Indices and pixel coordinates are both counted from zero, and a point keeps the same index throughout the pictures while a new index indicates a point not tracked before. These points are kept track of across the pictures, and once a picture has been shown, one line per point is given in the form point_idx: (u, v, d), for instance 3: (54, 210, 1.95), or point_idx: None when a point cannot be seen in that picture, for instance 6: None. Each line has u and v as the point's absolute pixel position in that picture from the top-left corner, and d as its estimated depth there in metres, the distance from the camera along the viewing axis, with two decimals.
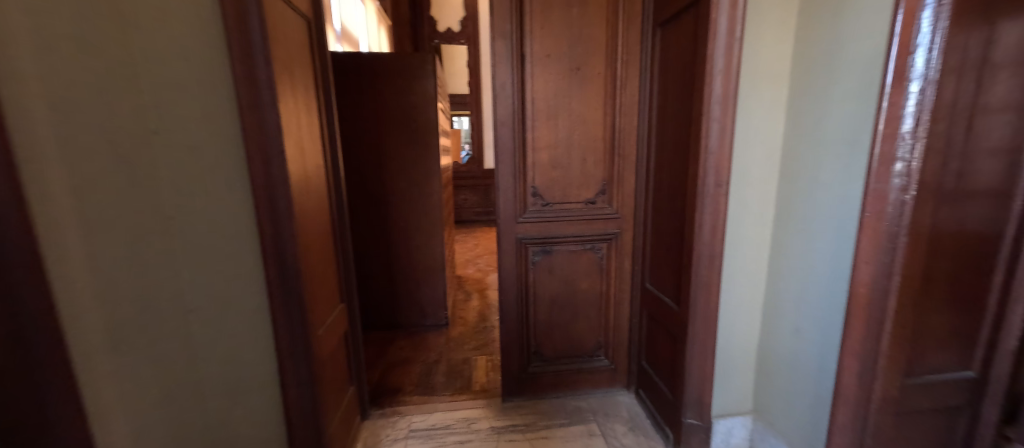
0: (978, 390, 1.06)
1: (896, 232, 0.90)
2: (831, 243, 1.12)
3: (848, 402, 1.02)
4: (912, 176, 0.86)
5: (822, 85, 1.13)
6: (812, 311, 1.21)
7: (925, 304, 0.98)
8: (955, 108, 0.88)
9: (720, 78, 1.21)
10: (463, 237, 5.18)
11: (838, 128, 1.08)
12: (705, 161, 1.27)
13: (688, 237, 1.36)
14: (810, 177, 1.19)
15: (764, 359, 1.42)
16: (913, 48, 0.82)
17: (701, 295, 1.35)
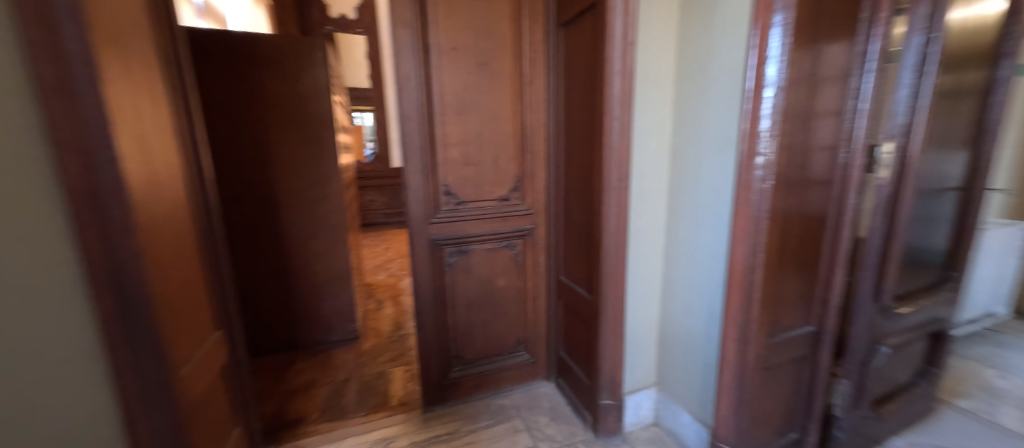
0: (818, 342, 1.30)
1: (758, 215, 1.09)
2: (713, 228, 1.28)
3: (730, 361, 1.20)
4: (769, 168, 1.06)
5: (701, 88, 1.27)
6: (700, 289, 1.36)
7: (782, 275, 1.17)
8: (797, 111, 1.06)
9: (618, 78, 1.29)
10: (372, 241, 4.84)
11: (715, 126, 1.23)
12: (608, 157, 1.34)
13: (597, 230, 1.43)
14: (694, 170, 1.33)
15: (664, 336, 1.57)
16: (765, 64, 1.02)
17: (610, 284, 1.44)
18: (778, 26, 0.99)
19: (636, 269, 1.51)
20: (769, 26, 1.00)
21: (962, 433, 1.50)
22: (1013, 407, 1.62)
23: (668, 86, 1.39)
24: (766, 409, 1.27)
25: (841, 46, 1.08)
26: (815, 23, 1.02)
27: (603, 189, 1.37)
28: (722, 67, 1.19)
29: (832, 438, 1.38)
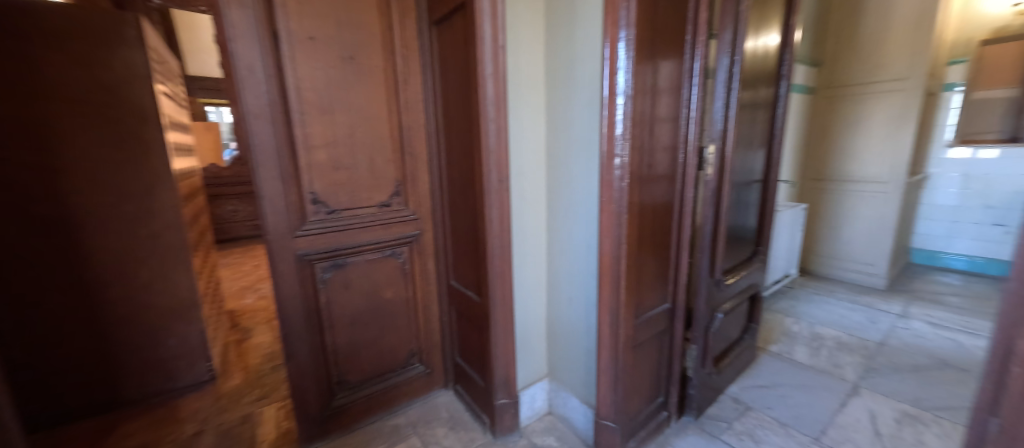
0: (673, 317, 1.51)
1: (619, 211, 1.22)
2: (586, 224, 1.38)
3: (606, 344, 1.33)
4: (625, 167, 1.19)
5: (568, 94, 1.36)
6: (579, 281, 1.46)
7: (642, 261, 1.33)
8: (644, 117, 1.20)
9: (491, 81, 1.30)
10: (236, 259, 4.12)
11: (581, 130, 1.33)
12: (487, 159, 1.35)
13: (481, 232, 1.43)
14: (567, 171, 1.42)
15: (552, 329, 1.65)
16: (616, 74, 1.14)
17: (497, 284, 1.45)
18: (623, 41, 1.11)
19: (522, 267, 1.55)
20: (617, 41, 1.12)
21: (774, 372, 1.91)
22: (803, 346, 2.13)
23: (540, 90, 1.45)
24: (637, 381, 1.43)
25: (674, 61, 1.26)
26: (652, 40, 1.17)
27: (484, 191, 1.38)
28: (583, 75, 1.29)
29: (688, 396, 1.62)
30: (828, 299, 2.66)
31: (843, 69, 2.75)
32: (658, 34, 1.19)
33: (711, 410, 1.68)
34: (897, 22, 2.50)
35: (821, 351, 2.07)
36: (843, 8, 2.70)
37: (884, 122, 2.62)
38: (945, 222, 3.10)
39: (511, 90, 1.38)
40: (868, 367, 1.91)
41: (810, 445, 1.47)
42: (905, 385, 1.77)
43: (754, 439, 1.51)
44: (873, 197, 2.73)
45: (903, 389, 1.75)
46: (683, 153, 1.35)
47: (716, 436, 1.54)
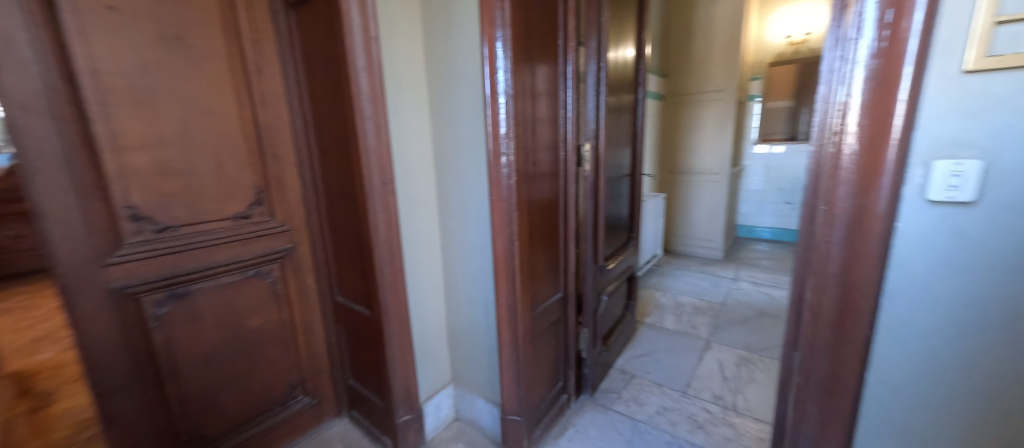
0: (566, 305, 1.60)
1: (509, 208, 1.23)
2: (478, 223, 1.37)
3: (506, 341, 1.34)
4: (511, 166, 1.21)
5: (450, 92, 1.33)
6: (476, 281, 1.44)
7: (534, 255, 1.37)
8: (526, 116, 1.24)
9: (365, 75, 1.19)
10: (21, 301, 3.05)
11: (467, 129, 1.31)
12: (367, 160, 1.24)
13: (366, 239, 1.31)
14: (456, 170, 1.38)
15: (452, 333, 1.60)
16: (496, 74, 1.15)
17: (389, 294, 1.35)
18: (500, 41, 1.13)
19: (415, 274, 1.46)
20: (495, 40, 1.13)
21: (650, 341, 2.19)
22: (670, 314, 2.48)
23: (421, 87, 1.38)
24: (538, 371, 1.48)
25: (549, 64, 1.33)
26: (528, 42, 1.21)
27: (366, 195, 1.26)
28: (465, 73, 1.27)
29: (584, 376, 1.74)
30: (685, 272, 3.16)
31: (684, 79, 3.28)
32: (533, 36, 1.23)
33: (603, 384, 1.85)
34: (718, 43, 3.07)
35: (683, 317, 2.44)
36: (681, 28, 3.20)
37: (715, 125, 3.21)
38: (757, 202, 3.93)
39: (389, 85, 1.28)
40: (716, 324, 2.33)
41: (681, 398, 1.72)
42: (740, 335, 2.20)
43: (639, 403, 1.71)
44: (711, 185, 3.33)
45: (739, 338, 2.17)
46: (564, 150, 1.43)
47: (609, 408, 1.69)
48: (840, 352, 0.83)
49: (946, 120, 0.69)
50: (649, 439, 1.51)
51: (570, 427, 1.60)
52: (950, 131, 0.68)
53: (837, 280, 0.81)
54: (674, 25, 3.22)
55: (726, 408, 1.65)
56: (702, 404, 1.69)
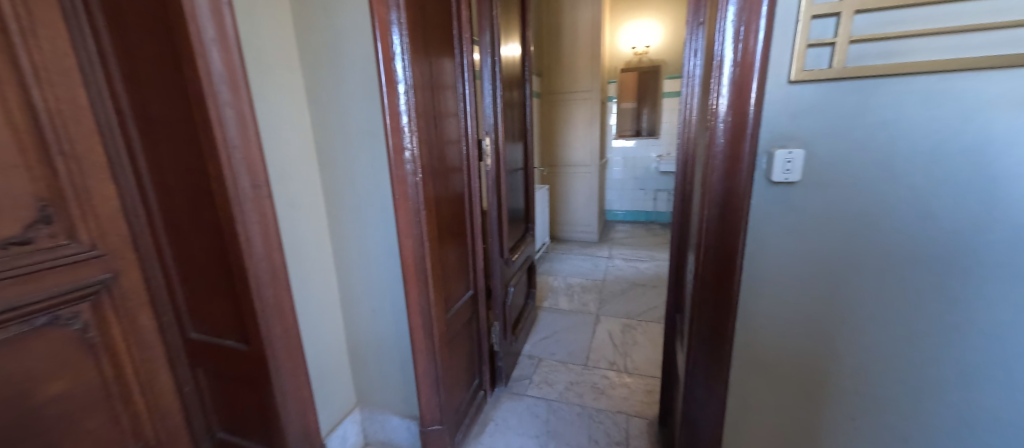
0: (477, 301, 1.58)
1: (417, 207, 1.15)
2: (380, 225, 1.24)
3: (422, 349, 1.25)
4: (416, 161, 1.12)
5: (334, 77, 1.16)
6: (382, 290, 1.30)
7: (444, 255, 1.31)
8: (428, 108, 1.17)
9: (218, 51, 0.94)
10: None
11: (359, 120, 1.16)
12: (229, 157, 0.98)
13: (236, 255, 1.05)
14: (348, 168, 1.22)
15: (355, 351, 1.42)
16: (393, 60, 1.04)
17: (272, 318, 1.12)
18: (394, 25, 1.02)
19: (304, 291, 1.23)
20: (388, 23, 1.02)
21: (549, 323, 2.35)
22: (563, 296, 2.70)
23: (296, 69, 1.16)
24: (456, 374, 1.44)
25: (445, 54, 1.27)
26: (425, 29, 1.13)
27: (232, 200, 1.00)
28: (353, 57, 1.12)
29: (498, 369, 1.77)
30: (569, 255, 3.47)
31: (557, 79, 3.55)
32: (429, 22, 1.15)
33: (515, 373, 1.90)
34: (583, 48, 3.41)
35: (574, 296, 2.68)
36: (551, 32, 3.44)
37: (585, 122, 3.57)
38: (618, 189, 4.57)
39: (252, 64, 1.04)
40: (601, 299, 2.63)
41: (584, 370, 1.90)
42: (621, 305, 2.53)
43: (550, 384, 1.81)
44: (585, 176, 3.71)
45: (621, 308, 2.50)
46: (466, 144, 1.40)
47: (524, 394, 1.76)
48: (713, 312, 0.98)
49: (776, 116, 0.86)
50: (563, 415, 1.62)
51: (491, 422, 1.60)
52: (780, 127, 0.87)
53: (709, 251, 0.94)
54: (545, 28, 3.44)
55: (620, 371, 1.89)
56: (601, 372, 1.88)
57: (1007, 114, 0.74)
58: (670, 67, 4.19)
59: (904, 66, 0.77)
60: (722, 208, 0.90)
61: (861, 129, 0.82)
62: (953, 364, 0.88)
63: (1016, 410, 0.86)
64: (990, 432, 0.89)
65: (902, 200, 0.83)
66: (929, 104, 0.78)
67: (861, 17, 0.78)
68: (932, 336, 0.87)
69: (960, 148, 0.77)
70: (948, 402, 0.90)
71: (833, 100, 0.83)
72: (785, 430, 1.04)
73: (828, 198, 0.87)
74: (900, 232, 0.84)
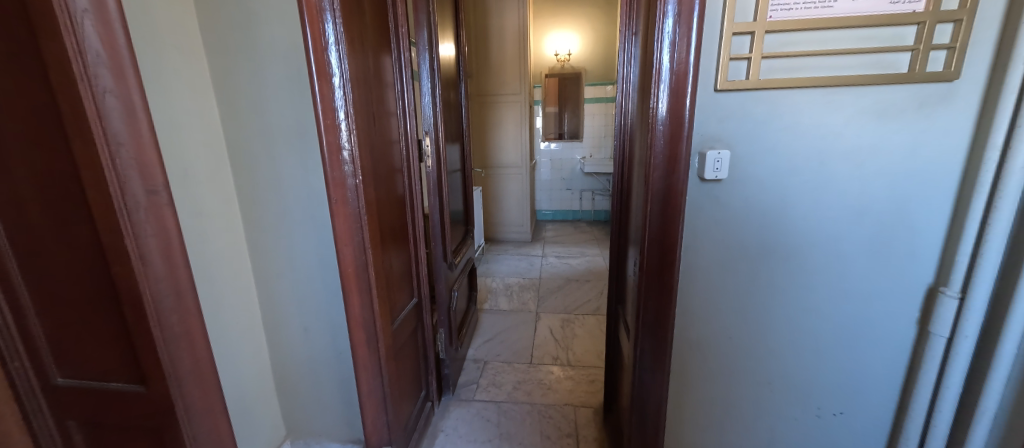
0: (421, 309, 1.53)
1: (358, 211, 1.01)
2: (312, 232, 1.07)
3: (366, 366, 1.13)
4: (355, 162, 0.99)
5: (250, 56, 0.95)
6: (317, 306, 1.14)
7: (388, 262, 1.21)
8: (365, 105, 1.04)
9: (93, 21, 0.66)
10: None
11: (284, 111, 0.98)
12: (114, 158, 0.70)
13: (126, 289, 0.75)
14: (271, 166, 1.02)
15: (284, 381, 1.22)
16: (325, 49, 0.90)
17: (183, 367, 0.84)
18: (327, 12, 0.88)
19: (223, 316, 1.02)
20: (318, 8, 0.87)
21: (491, 324, 2.36)
22: (503, 296, 2.72)
23: (193, 44, 0.92)
24: (402, 388, 1.35)
25: (383, 50, 1.20)
26: (362, 17, 1.04)
27: (119, 213, 0.71)
28: (273, 36, 0.94)
29: (444, 377, 1.72)
30: (505, 256, 3.51)
31: (486, 82, 3.56)
32: (366, 11, 1.07)
33: (461, 379, 1.87)
34: (510, 52, 3.47)
35: (513, 296, 2.72)
36: (479, 34, 3.45)
37: (515, 124, 3.64)
38: (546, 190, 4.73)
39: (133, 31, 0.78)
40: (539, 297, 2.70)
41: (529, 368, 1.93)
42: (558, 301, 2.63)
43: (498, 386, 1.81)
44: (517, 176, 3.78)
45: (558, 304, 2.59)
46: (406, 146, 1.36)
47: (472, 399, 1.73)
48: (658, 300, 1.04)
49: (703, 121, 0.97)
50: (513, 415, 1.62)
51: (440, 433, 1.54)
52: (708, 130, 0.97)
53: (653, 245, 1.01)
54: (472, 29, 3.43)
55: (564, 364, 1.96)
56: (546, 368, 1.93)
57: (872, 122, 0.92)
58: (589, 74, 4.45)
59: (800, 80, 0.91)
60: (662, 204, 0.98)
61: (770, 132, 0.95)
62: (838, 328, 1.05)
63: (884, 361, 1.06)
64: (868, 383, 1.08)
65: (801, 193, 0.98)
66: (818, 113, 0.93)
67: (769, 37, 0.91)
68: (824, 305, 1.04)
69: (842, 150, 0.94)
70: (836, 360, 1.08)
71: (749, 108, 0.95)
72: (716, 401, 1.16)
73: (747, 192, 1.00)
74: (800, 220, 1.00)
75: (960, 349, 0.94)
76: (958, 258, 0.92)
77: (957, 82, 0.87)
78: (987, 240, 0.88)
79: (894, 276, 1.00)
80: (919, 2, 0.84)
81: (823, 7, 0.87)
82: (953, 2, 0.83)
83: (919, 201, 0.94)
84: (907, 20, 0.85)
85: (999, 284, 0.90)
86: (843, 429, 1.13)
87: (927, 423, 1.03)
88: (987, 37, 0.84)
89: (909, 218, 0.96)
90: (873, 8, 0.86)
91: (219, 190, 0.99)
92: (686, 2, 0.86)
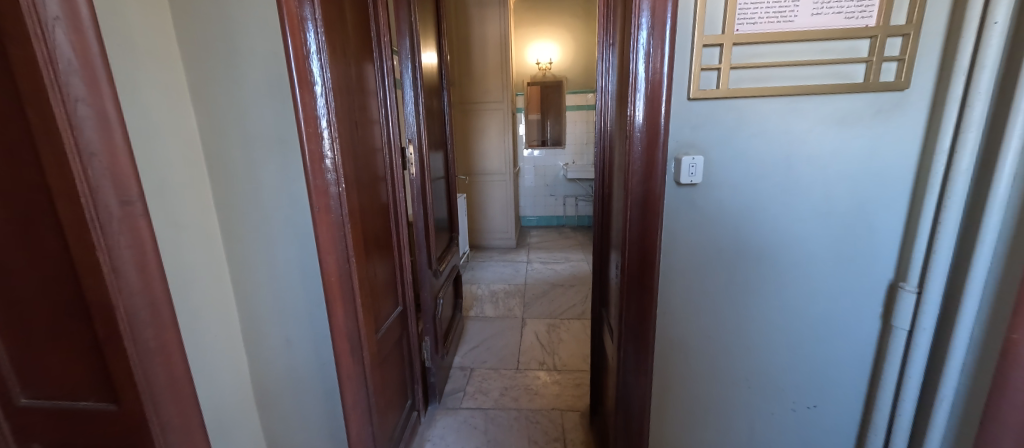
0: (406, 317, 1.52)
1: (341, 219, 1.00)
2: (294, 240, 1.06)
3: (351, 377, 1.09)
4: (338, 170, 0.98)
5: (230, 65, 0.95)
6: (299, 316, 1.12)
7: (371, 271, 1.20)
8: (347, 114, 1.05)
9: (66, 29, 0.64)
10: None
11: (265, 119, 0.98)
12: (86, 168, 0.67)
13: (98, 304, 0.72)
14: (250, 174, 1.01)
15: (265, 395, 1.19)
16: (306, 57, 0.88)
17: (159, 384, 0.80)
18: (309, 21, 0.88)
19: (202, 328, 0.99)
20: (299, 18, 0.86)
21: (477, 331, 2.36)
22: (488, 303, 2.72)
23: (170, 52, 0.91)
24: (387, 398, 1.33)
25: (365, 59, 1.20)
26: (343, 26, 1.04)
27: (91, 226, 0.69)
28: (254, 45, 0.94)
29: (430, 385, 1.71)
30: (490, 263, 3.51)
31: (469, 90, 3.59)
32: (348, 21, 1.08)
33: (447, 387, 1.86)
34: (492, 60, 3.51)
35: (499, 303, 2.72)
36: (461, 43, 3.48)
37: (499, 131, 3.67)
38: (530, 196, 4.77)
39: (106, 38, 0.76)
40: (525, 303, 2.71)
41: (515, 374, 1.94)
42: (543, 307, 2.65)
43: (485, 393, 1.80)
44: (501, 183, 3.80)
45: (544, 309, 2.61)
46: (389, 154, 1.37)
47: (459, 407, 1.72)
48: (640, 302, 1.07)
49: (678, 128, 1.01)
50: (500, 422, 1.62)
51: (427, 443, 1.53)
52: (683, 137, 1.01)
53: (633, 248, 1.04)
54: (454, 38, 3.46)
55: (550, 369, 1.97)
56: (533, 373, 1.94)
57: (833, 129, 0.97)
58: (571, 82, 4.53)
59: (766, 90, 0.96)
60: (641, 208, 1.01)
61: (740, 139, 1.00)
62: (810, 324, 1.10)
63: (852, 355, 1.11)
64: (839, 376, 1.13)
65: (771, 196, 1.03)
66: (785, 120, 0.98)
67: (736, 49, 0.96)
68: (796, 303, 1.09)
69: (807, 155, 0.99)
70: (809, 356, 1.13)
71: (719, 115, 0.99)
72: (697, 398, 1.19)
73: (721, 196, 1.04)
74: (772, 221, 1.04)
75: (919, 340, 0.99)
76: (914, 255, 0.98)
77: (908, 92, 0.94)
78: (938, 238, 0.93)
79: (859, 274, 1.05)
80: (870, 18, 0.90)
81: (784, 21, 0.93)
82: (900, 18, 0.90)
83: (879, 202, 1.00)
84: (860, 34, 0.91)
85: (951, 278, 0.96)
86: (817, 421, 1.18)
87: (893, 413, 1.08)
88: (933, 50, 0.91)
89: (870, 218, 1.01)
90: (829, 23, 0.91)
91: (196, 199, 0.97)
92: (659, 16, 0.90)
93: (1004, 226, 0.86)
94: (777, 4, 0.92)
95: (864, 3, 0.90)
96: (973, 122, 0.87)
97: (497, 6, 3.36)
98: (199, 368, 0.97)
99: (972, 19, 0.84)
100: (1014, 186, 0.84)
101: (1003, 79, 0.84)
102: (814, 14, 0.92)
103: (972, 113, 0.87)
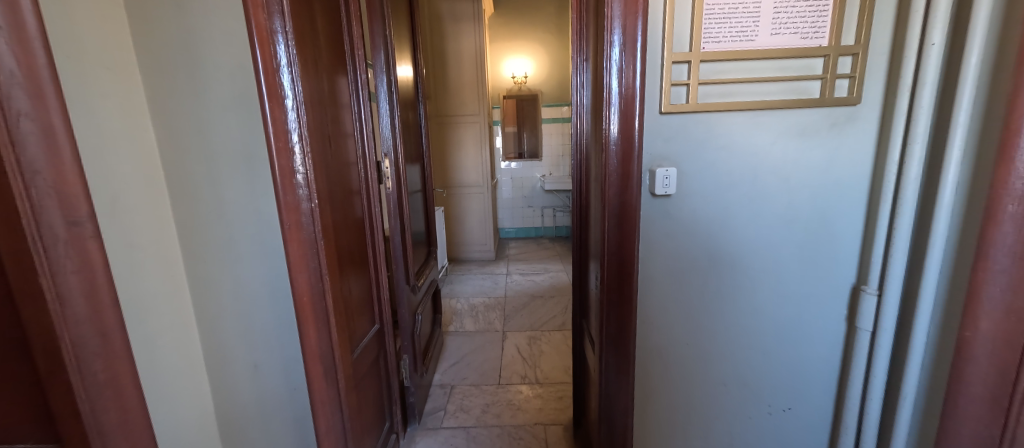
0: (383, 335, 1.47)
1: (313, 236, 0.95)
2: (263, 259, 1.01)
3: (324, 400, 1.03)
4: (310, 185, 0.94)
5: (193, 80, 0.91)
6: (268, 339, 1.07)
7: (346, 288, 1.16)
8: (319, 128, 1.02)
9: (7, 39, 0.58)
10: None
11: (231, 133, 0.94)
12: (28, 187, 0.61)
13: (41, 339, 0.66)
14: (215, 192, 0.96)
15: (229, 428, 1.11)
16: (276, 71, 0.84)
17: (110, 419, 0.73)
18: (279, 34, 0.84)
19: (161, 357, 0.92)
20: (269, 30, 0.82)
21: (457, 347, 2.32)
22: (469, 317, 2.69)
23: (128, 64, 0.87)
24: (363, 421, 1.27)
25: (339, 71, 1.18)
26: (315, 40, 1.02)
27: (33, 251, 0.62)
28: (218, 57, 0.90)
29: (409, 406, 1.66)
30: (469, 276, 3.47)
31: (444, 103, 3.59)
32: (319, 34, 1.05)
33: (427, 407, 1.81)
34: (468, 74, 3.53)
35: (479, 317, 2.69)
36: (436, 55, 3.49)
37: (476, 144, 3.67)
38: (509, 208, 4.78)
39: (57, 50, 0.71)
40: (505, 316, 2.69)
41: (497, 390, 1.90)
42: (523, 319, 2.63)
43: (466, 411, 1.76)
44: (478, 196, 3.79)
45: (524, 321, 2.60)
46: (364, 167, 1.34)
47: (439, 427, 1.67)
48: (621, 312, 1.08)
49: (651, 141, 1.03)
50: (482, 440, 1.58)
51: None
52: (656, 150, 1.04)
53: (612, 260, 1.05)
54: (431, 51, 3.47)
55: (532, 383, 1.95)
56: (515, 388, 1.92)
57: (795, 141, 1.03)
58: (545, 96, 4.62)
59: (731, 104, 1.00)
60: (619, 219, 1.02)
61: (709, 151, 1.04)
62: (781, 329, 1.14)
63: (822, 357, 1.15)
64: (810, 377, 1.17)
65: (740, 206, 1.07)
66: (751, 134, 1.03)
67: (704, 65, 0.99)
68: (767, 309, 1.13)
69: (772, 165, 1.04)
70: (781, 359, 1.16)
71: (690, 129, 1.03)
72: (678, 405, 1.20)
73: (693, 206, 1.07)
74: (743, 231, 1.08)
75: (881, 341, 1.03)
76: (873, 259, 1.03)
77: (859, 107, 1.00)
78: (894, 243, 0.99)
79: (824, 278, 1.10)
80: (823, 37, 0.96)
81: (746, 40, 0.97)
82: (849, 39, 0.96)
83: (838, 211, 1.06)
84: (814, 53, 0.97)
85: (907, 281, 1.01)
86: (792, 423, 1.21)
87: (861, 411, 1.12)
88: (879, 67, 0.98)
89: (832, 225, 1.07)
90: (787, 42, 0.97)
91: (156, 219, 0.92)
92: (630, 33, 0.93)
93: (951, 230, 0.92)
94: (738, 24, 0.97)
95: (816, 24, 0.96)
96: (918, 136, 0.93)
97: (472, 20, 3.41)
98: (157, 401, 0.90)
99: (913, 40, 0.91)
100: (957, 194, 0.90)
101: (941, 96, 0.91)
102: (773, 34, 0.97)
103: (917, 126, 0.93)
